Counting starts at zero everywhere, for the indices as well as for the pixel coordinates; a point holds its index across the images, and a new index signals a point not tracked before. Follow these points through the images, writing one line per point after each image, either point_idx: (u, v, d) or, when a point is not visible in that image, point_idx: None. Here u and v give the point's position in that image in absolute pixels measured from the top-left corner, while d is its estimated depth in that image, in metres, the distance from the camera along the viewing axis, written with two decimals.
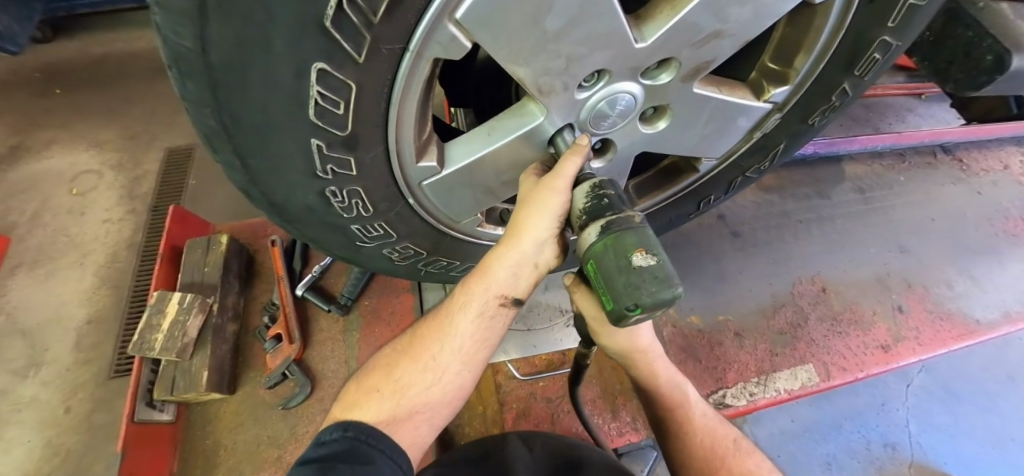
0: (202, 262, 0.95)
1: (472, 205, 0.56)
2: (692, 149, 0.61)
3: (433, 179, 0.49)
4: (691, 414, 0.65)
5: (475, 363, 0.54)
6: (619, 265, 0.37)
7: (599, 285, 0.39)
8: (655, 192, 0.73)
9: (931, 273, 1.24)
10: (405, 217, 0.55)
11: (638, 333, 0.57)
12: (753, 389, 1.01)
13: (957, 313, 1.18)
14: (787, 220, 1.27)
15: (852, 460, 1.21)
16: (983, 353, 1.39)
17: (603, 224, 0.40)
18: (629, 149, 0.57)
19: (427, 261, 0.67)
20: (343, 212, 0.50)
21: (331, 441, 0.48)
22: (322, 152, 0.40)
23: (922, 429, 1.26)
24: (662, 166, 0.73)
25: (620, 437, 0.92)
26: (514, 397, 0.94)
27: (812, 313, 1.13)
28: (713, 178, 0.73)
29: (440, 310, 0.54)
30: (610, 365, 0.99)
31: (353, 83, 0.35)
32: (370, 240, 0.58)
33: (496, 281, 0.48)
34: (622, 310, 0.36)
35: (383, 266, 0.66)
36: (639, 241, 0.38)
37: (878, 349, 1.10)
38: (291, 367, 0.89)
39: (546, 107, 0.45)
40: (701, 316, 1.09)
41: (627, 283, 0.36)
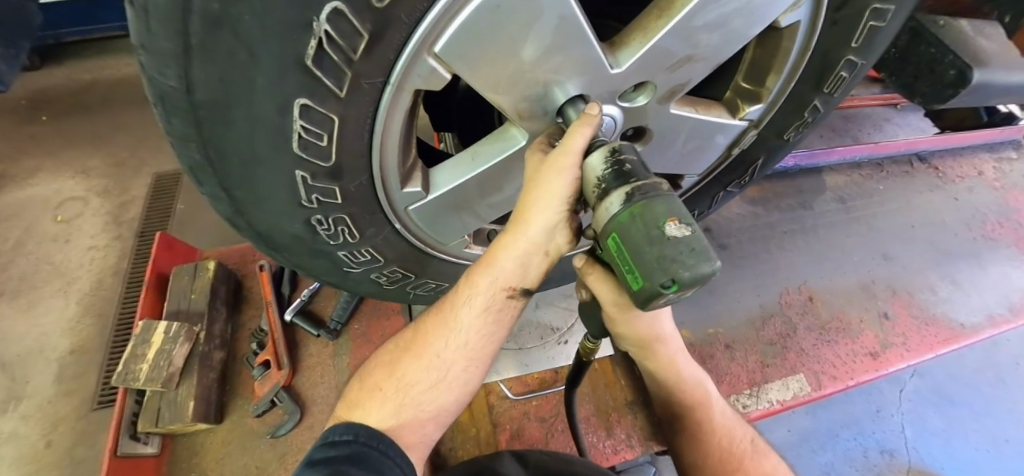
0: (189, 289, 0.94)
1: (458, 228, 0.57)
2: (674, 168, 0.63)
3: (419, 204, 0.50)
4: (711, 416, 0.66)
5: (481, 359, 0.52)
6: (649, 236, 0.32)
7: (623, 261, 0.35)
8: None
9: (915, 279, 1.27)
10: (391, 241, 0.55)
11: (660, 320, 0.56)
12: (746, 400, 1.01)
13: (942, 317, 1.20)
14: (772, 232, 1.29)
15: (850, 469, 1.22)
16: (974, 357, 1.40)
17: (628, 191, 0.36)
18: None
19: (415, 283, 0.68)
20: (328, 239, 0.50)
21: (342, 443, 0.47)
22: (306, 183, 0.41)
23: (918, 435, 1.27)
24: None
25: (615, 455, 0.92)
26: (507, 417, 0.94)
27: (801, 322, 1.14)
28: (695, 194, 0.75)
29: (443, 303, 0.52)
30: (603, 382, 0.99)
31: (336, 117, 0.35)
32: (358, 265, 0.58)
33: (502, 270, 0.46)
34: (654, 288, 0.32)
35: (372, 290, 0.66)
36: (670, 210, 0.34)
37: (866, 356, 1.11)
38: (280, 394, 0.88)
39: (525, 130, 0.47)
40: (691, 329, 1.08)
41: (658, 255, 0.31)
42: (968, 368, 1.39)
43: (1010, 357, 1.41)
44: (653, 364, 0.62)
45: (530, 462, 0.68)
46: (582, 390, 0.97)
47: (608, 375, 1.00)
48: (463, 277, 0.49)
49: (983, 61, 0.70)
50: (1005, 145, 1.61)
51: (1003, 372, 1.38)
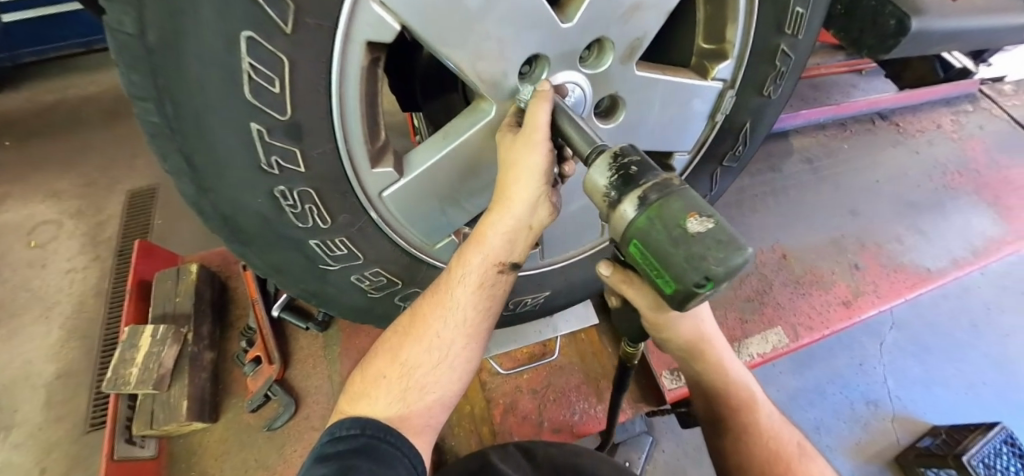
0: (173, 293, 0.95)
1: (442, 222, 0.56)
2: (658, 139, 0.65)
3: (394, 188, 0.49)
4: (757, 418, 0.61)
5: (479, 336, 0.52)
6: (672, 237, 0.30)
7: (653, 268, 0.33)
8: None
9: (883, 230, 1.32)
10: (369, 236, 0.52)
11: (701, 319, 0.58)
12: None
13: (910, 264, 1.26)
14: (744, 196, 1.33)
15: (838, 421, 1.27)
16: (948, 303, 1.47)
17: (639, 195, 0.34)
18: None
19: (403, 294, 0.64)
20: (298, 222, 0.48)
21: (349, 437, 0.46)
22: (263, 140, 0.39)
23: (900, 384, 1.32)
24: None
25: (607, 418, 0.95)
26: (501, 392, 0.96)
27: (776, 278, 1.19)
28: (689, 177, 0.76)
29: (434, 286, 0.51)
30: (591, 350, 1.01)
31: (285, 58, 0.34)
32: (335, 262, 0.54)
33: (491, 247, 0.47)
34: (690, 288, 0.30)
35: (356, 301, 0.62)
36: (687, 203, 0.31)
37: (840, 305, 1.16)
38: (273, 387, 0.89)
39: (494, 97, 0.47)
40: None
41: (688, 256, 0.29)
42: (939, 312, 1.45)
43: (979, 300, 1.48)
44: (700, 366, 0.60)
45: (536, 457, 0.67)
46: (570, 360, 1.00)
47: (595, 343, 1.02)
48: (452, 257, 0.49)
49: (922, 9, 0.74)
50: (961, 99, 1.68)
51: (971, 314, 1.45)
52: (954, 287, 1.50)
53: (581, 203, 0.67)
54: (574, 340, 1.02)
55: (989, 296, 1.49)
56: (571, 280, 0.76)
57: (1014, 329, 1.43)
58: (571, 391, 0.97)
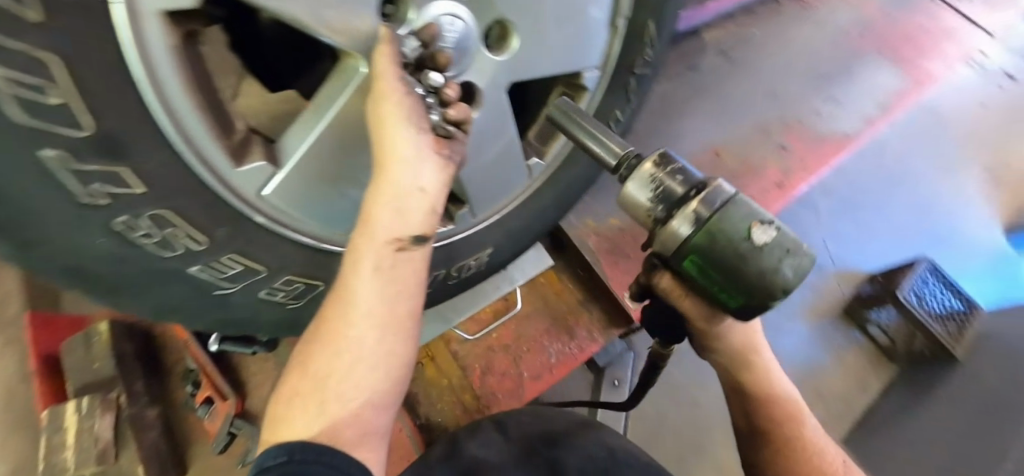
0: (86, 359, 0.84)
1: (348, 206, 0.50)
2: (560, 61, 0.59)
3: (272, 184, 0.42)
4: (804, 431, 0.63)
5: (403, 324, 0.44)
6: (751, 247, 0.42)
7: (714, 278, 0.44)
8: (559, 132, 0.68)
9: (801, 105, 1.37)
10: (260, 243, 0.44)
11: (752, 327, 0.59)
12: None
13: (829, 133, 1.37)
14: (669, 102, 1.30)
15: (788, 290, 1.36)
16: (877, 149, 1.47)
17: (698, 210, 0.43)
18: (495, 84, 0.54)
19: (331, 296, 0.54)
20: (160, 254, 0.38)
21: (272, 468, 0.35)
22: (69, 167, 0.30)
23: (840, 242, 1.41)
24: (552, 102, 0.68)
25: (581, 352, 0.96)
26: (473, 357, 0.93)
27: (714, 176, 1.22)
28: (604, 96, 0.70)
29: (334, 288, 0.43)
30: (552, 291, 1.00)
31: (52, 54, 0.25)
32: (233, 283, 0.44)
33: (382, 218, 0.41)
34: (763, 296, 0.43)
35: (275, 318, 0.52)
36: (750, 217, 0.44)
37: (775, 187, 1.24)
38: (235, 423, 0.82)
39: (361, 50, 0.41)
40: (619, 216, 1.06)
41: (763, 261, 0.42)
42: (874, 167, 1.51)
43: (905, 137, 1.49)
44: (750, 375, 0.60)
45: (507, 426, 0.70)
46: (535, 306, 0.98)
47: (555, 285, 1.00)
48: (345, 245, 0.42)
49: None
50: None
51: (905, 155, 1.48)
52: (880, 132, 1.50)
53: (497, 149, 0.60)
54: (533, 286, 0.99)
55: (910, 129, 1.50)
56: (509, 232, 0.71)
57: (931, 160, 1.49)
58: (543, 336, 0.96)
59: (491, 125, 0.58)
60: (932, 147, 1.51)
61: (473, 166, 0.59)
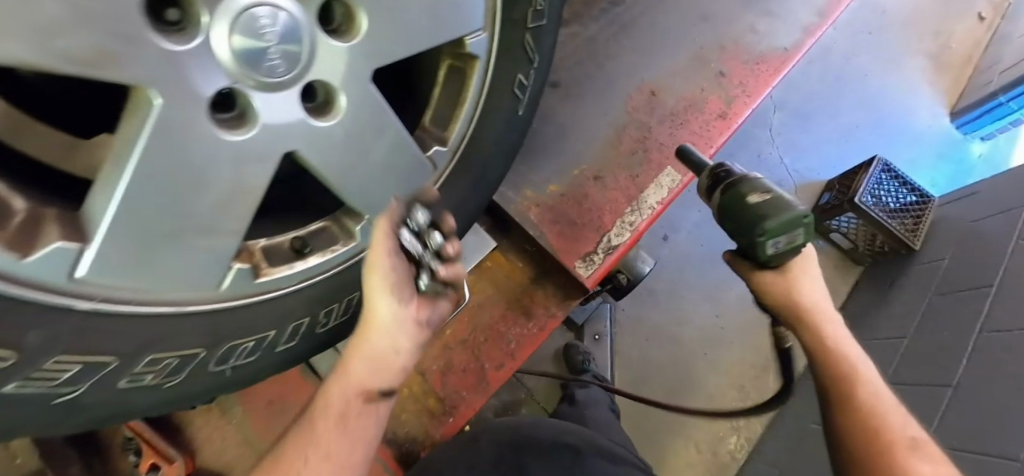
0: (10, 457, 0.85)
1: (205, 259, 0.43)
2: (426, 37, 0.49)
3: (86, 263, 0.35)
4: (871, 391, 0.66)
5: (352, 464, 0.55)
6: (739, 202, 0.64)
7: (732, 230, 0.65)
8: (454, 113, 0.60)
9: (736, 24, 1.25)
10: (98, 331, 0.38)
11: (815, 285, 0.66)
12: (631, 218, 1.01)
13: (770, 51, 1.25)
14: (597, 45, 1.17)
15: None
16: (815, 66, 1.67)
17: (723, 185, 0.69)
18: (354, 77, 0.45)
19: (223, 355, 0.48)
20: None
21: None
22: None
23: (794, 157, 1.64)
24: (443, 77, 0.60)
25: (543, 331, 0.93)
26: (431, 359, 0.89)
27: (653, 119, 1.14)
28: (501, 64, 0.60)
29: (305, 418, 0.56)
30: (503, 273, 0.96)
31: None
32: (81, 382, 0.39)
33: (351, 378, 0.52)
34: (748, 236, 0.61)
35: (164, 397, 0.47)
36: (754, 188, 0.64)
37: (718, 119, 1.18)
38: None
39: (144, 80, 0.33)
40: (558, 182, 1.00)
41: (744, 213, 0.62)
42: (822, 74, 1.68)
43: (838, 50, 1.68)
44: (810, 327, 0.67)
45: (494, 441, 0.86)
46: (486, 293, 0.94)
47: (504, 267, 0.96)
48: (323, 386, 0.54)
49: None
50: None
51: (848, 57, 1.69)
52: (815, 55, 1.67)
53: (381, 154, 0.52)
54: (480, 271, 0.95)
55: (843, 43, 1.69)
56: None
57: (863, 66, 1.69)
58: (500, 323, 0.93)
59: (365, 128, 0.49)
60: (853, 52, 1.69)
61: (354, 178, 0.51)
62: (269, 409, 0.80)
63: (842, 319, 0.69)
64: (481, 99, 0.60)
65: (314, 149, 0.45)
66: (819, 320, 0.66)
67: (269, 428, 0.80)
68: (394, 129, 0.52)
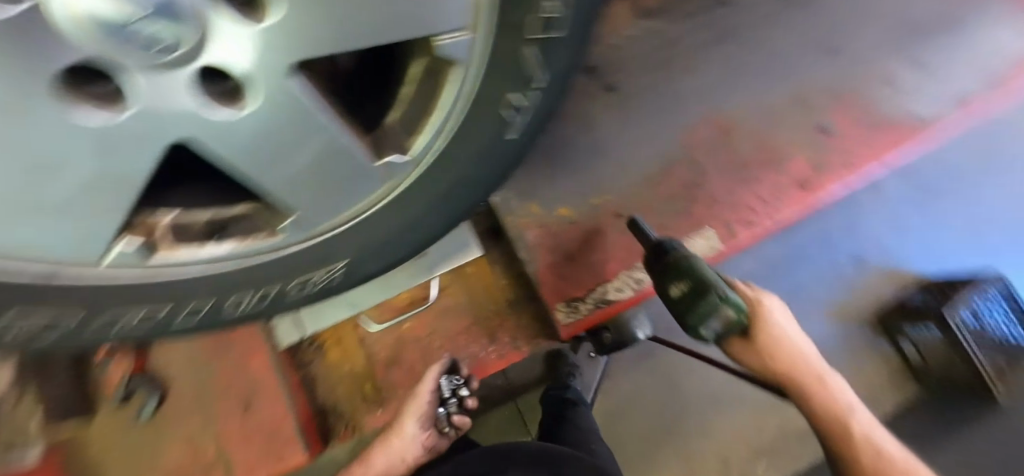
0: None
1: (82, 231, 0.42)
2: (371, 29, 0.38)
3: None
4: (849, 424, 0.80)
5: None
6: (669, 298, 0.76)
7: None
8: (424, 120, 0.49)
9: (868, 69, 0.97)
10: None
11: (796, 342, 0.78)
12: (640, 275, 0.90)
13: (899, 117, 0.96)
14: (678, 50, 0.96)
15: (819, 285, 1.30)
16: (967, 136, 1.34)
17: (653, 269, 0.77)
18: (270, 71, 0.38)
19: (110, 323, 0.49)
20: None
21: None
22: None
23: (895, 234, 1.33)
24: (417, 72, 0.48)
25: (501, 359, 0.89)
26: (381, 346, 0.88)
27: (712, 163, 0.95)
28: (491, 79, 0.45)
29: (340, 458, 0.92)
30: (482, 286, 0.91)
31: None
32: None
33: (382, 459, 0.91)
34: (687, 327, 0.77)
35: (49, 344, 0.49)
36: (675, 280, 0.74)
37: (794, 187, 0.94)
38: (133, 381, 0.82)
39: None
40: (572, 205, 0.90)
41: (678, 308, 0.76)
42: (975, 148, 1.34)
43: (1007, 127, 1.34)
44: (795, 387, 0.78)
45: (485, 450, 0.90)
46: (457, 299, 0.90)
47: (485, 277, 0.91)
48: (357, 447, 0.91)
49: None
50: None
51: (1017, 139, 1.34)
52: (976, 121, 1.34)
53: (307, 156, 0.46)
54: (460, 275, 0.91)
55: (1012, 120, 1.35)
56: (372, 246, 0.58)
57: None
58: (460, 335, 0.89)
59: (281, 128, 0.42)
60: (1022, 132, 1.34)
61: (274, 173, 0.46)
62: (218, 341, 0.84)
63: (823, 363, 0.81)
64: (454, 115, 0.48)
65: (222, 143, 0.41)
66: (800, 385, 0.78)
67: (215, 359, 0.84)
68: (328, 134, 0.46)
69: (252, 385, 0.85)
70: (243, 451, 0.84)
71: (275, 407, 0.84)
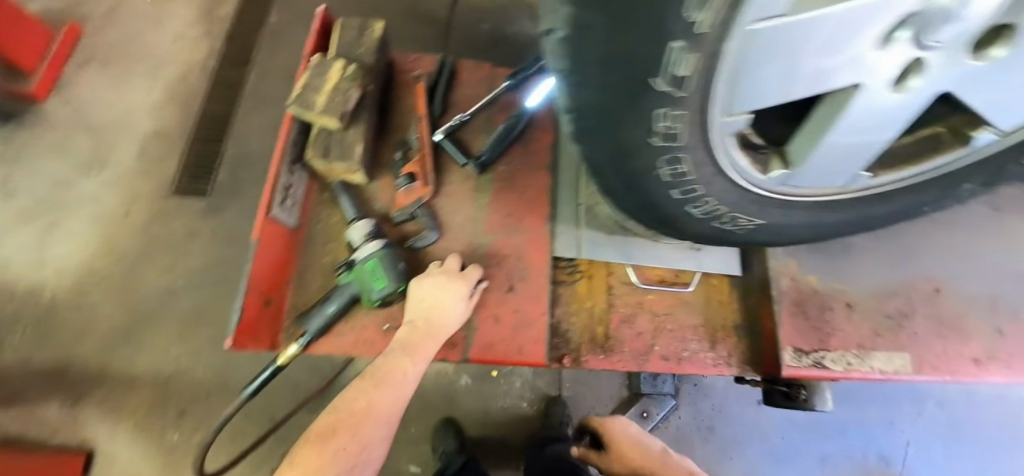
0: (356, 41, 0.92)
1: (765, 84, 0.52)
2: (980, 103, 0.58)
3: (769, 20, 0.42)
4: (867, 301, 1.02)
5: None
6: (396, 264, 0.79)
7: (376, 275, 0.77)
8: (903, 165, 0.69)
9: None
10: (713, 65, 0.43)
11: None
12: (851, 360, 0.98)
13: None
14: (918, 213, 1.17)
15: (845, 461, 1.60)
16: None
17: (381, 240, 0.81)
18: (930, 85, 0.55)
19: (671, 157, 0.54)
20: (687, 12, 0.37)
21: None
22: None
23: (923, 456, 1.60)
24: (919, 134, 0.68)
25: (713, 367, 0.94)
26: (623, 302, 0.94)
27: (921, 310, 1.07)
28: (983, 161, 0.67)
29: None
30: (717, 299, 0.99)
31: None
32: (662, 86, 0.44)
33: None
34: (392, 288, 0.78)
35: (630, 141, 0.51)
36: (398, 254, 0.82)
37: (970, 362, 1.06)
38: (421, 209, 0.87)
39: None
40: (819, 277, 1.01)
41: (397, 274, 0.78)
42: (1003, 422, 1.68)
43: None
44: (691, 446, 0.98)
45: None
46: (697, 299, 0.98)
47: (722, 293, 1.00)
48: None
49: None
50: None
51: None
52: None
53: (868, 139, 0.61)
54: (704, 282, 1.00)
55: None
56: (786, 224, 0.70)
57: None
58: (689, 329, 0.95)
59: (886, 117, 0.58)
60: None
61: (840, 140, 0.60)
62: (507, 218, 0.90)
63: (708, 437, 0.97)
64: (917, 178, 0.68)
65: (864, 106, 0.56)
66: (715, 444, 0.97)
67: (498, 230, 0.89)
68: (885, 136, 0.61)
69: (519, 269, 0.86)
70: (489, 326, 0.83)
71: (537, 297, 0.84)
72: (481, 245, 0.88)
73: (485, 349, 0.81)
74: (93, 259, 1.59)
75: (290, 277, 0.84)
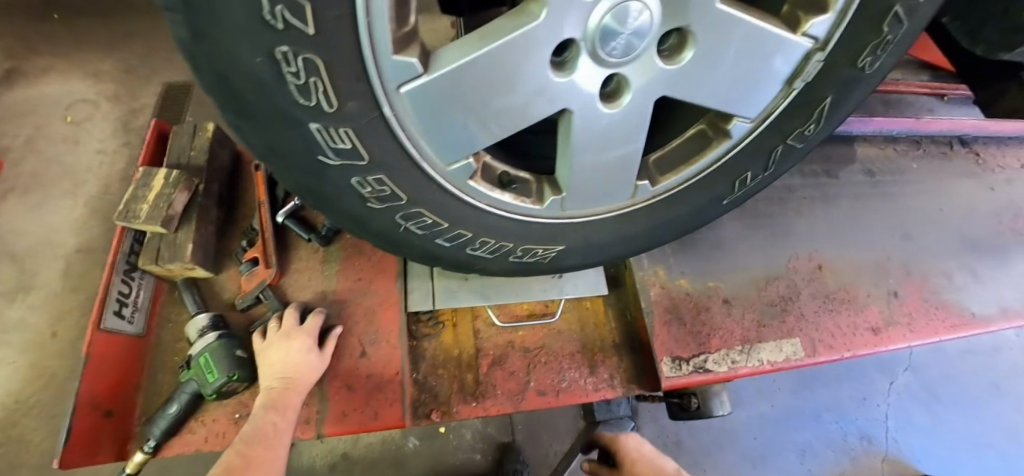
0: (188, 146, 0.97)
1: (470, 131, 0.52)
2: (713, 100, 0.58)
3: (413, 83, 0.43)
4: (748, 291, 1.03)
5: None
6: (231, 354, 0.79)
7: (208, 368, 0.77)
8: (681, 166, 0.68)
9: (933, 262, 1.18)
10: (377, 132, 0.46)
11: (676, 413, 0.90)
12: (737, 357, 0.96)
13: (954, 304, 1.14)
14: (791, 195, 1.19)
15: (827, 447, 1.50)
16: (974, 360, 1.64)
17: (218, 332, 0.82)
18: (643, 93, 0.55)
19: (406, 213, 0.55)
20: (298, 98, 0.40)
21: None
22: (285, 20, 0.34)
23: (900, 426, 1.53)
24: (689, 134, 0.68)
25: (595, 392, 0.92)
26: (492, 344, 0.93)
27: (806, 289, 1.07)
28: (752, 146, 0.66)
29: None
30: (593, 322, 0.99)
31: None
32: (336, 158, 0.46)
33: None
34: (226, 378, 0.77)
35: (353, 208, 0.53)
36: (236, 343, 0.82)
37: (869, 331, 1.06)
38: (265, 292, 0.87)
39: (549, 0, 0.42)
40: (691, 280, 1.01)
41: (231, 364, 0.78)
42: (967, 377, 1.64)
43: (1006, 363, 1.63)
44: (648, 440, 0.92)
45: None
46: (570, 326, 0.97)
47: (598, 315, 1.00)
48: None
49: None
50: None
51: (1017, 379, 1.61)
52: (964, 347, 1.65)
53: (619, 153, 0.61)
54: (577, 306, 1.00)
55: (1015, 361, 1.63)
56: (589, 243, 0.70)
57: None
58: (564, 358, 0.94)
59: (621, 128, 0.57)
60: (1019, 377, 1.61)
61: (587, 161, 0.60)
62: (357, 283, 0.91)
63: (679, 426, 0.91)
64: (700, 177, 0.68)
65: (590, 129, 0.56)
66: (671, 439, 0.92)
67: (349, 297, 0.90)
68: (636, 146, 0.61)
69: (371, 333, 0.86)
70: (343, 396, 0.82)
71: (390, 358, 0.84)
72: (332, 316, 0.88)
73: (339, 421, 0.80)
74: (15, 389, 1.56)
75: (139, 383, 0.84)
